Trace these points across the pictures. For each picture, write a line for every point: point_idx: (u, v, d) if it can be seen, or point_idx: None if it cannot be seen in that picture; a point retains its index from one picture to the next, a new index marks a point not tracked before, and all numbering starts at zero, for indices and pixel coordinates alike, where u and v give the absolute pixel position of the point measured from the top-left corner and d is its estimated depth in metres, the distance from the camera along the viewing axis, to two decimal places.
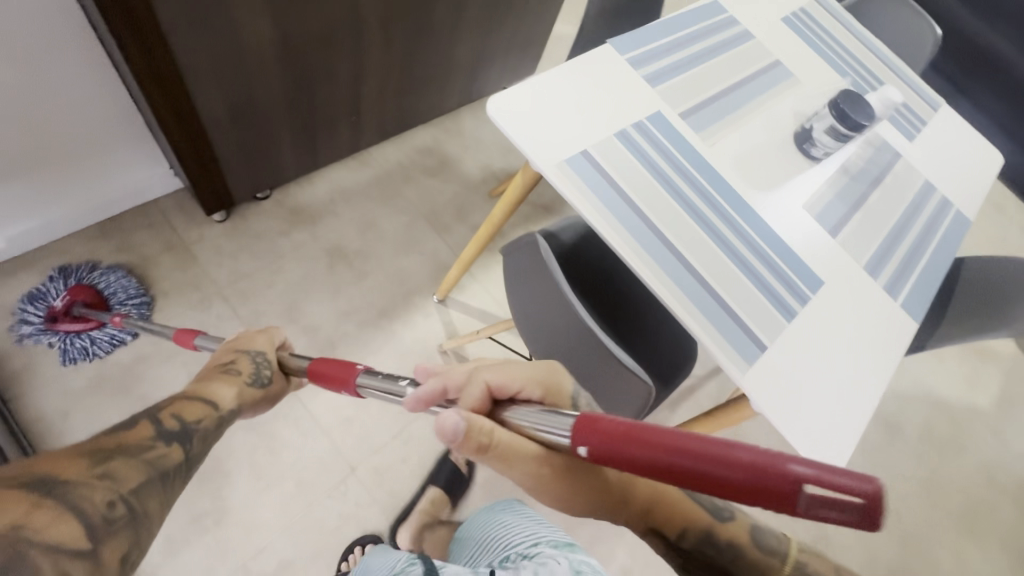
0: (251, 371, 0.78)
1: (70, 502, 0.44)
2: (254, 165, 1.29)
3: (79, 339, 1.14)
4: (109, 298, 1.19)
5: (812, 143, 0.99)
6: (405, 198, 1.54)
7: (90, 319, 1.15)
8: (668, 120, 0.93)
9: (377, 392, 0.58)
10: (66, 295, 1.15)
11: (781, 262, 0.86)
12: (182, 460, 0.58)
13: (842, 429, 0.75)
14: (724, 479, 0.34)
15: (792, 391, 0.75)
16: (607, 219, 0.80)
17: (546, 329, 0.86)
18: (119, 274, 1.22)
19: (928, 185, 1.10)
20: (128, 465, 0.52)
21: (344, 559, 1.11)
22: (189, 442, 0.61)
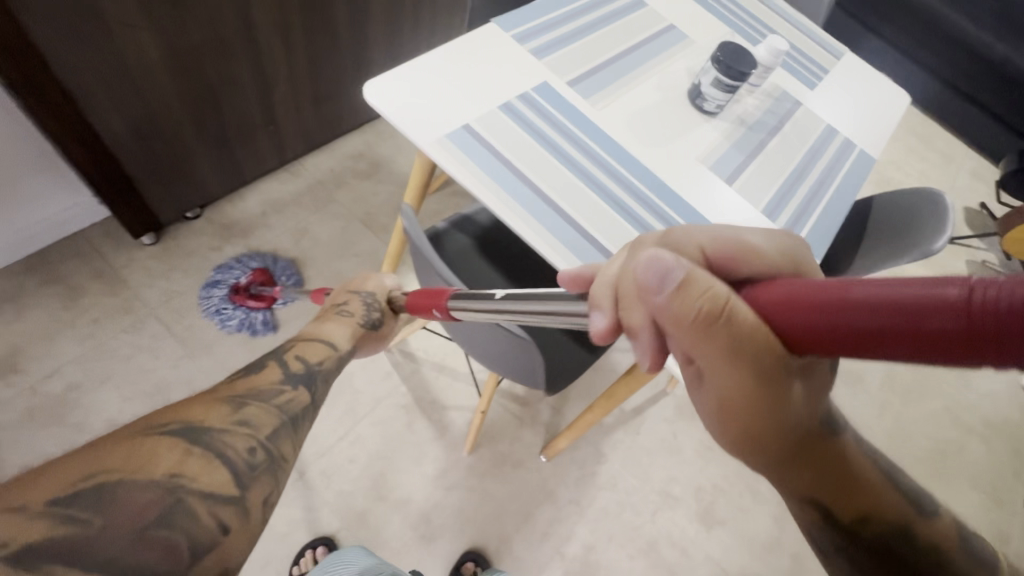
0: (363, 311, 0.80)
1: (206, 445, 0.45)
2: (175, 184, 1.30)
3: (256, 313, 1.30)
4: (277, 280, 1.37)
5: (703, 99, 1.01)
6: (339, 202, 1.55)
7: (264, 298, 1.32)
8: (554, 89, 0.94)
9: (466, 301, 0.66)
10: (249, 275, 1.33)
11: (673, 213, 0.87)
12: (308, 404, 0.58)
13: None
14: (900, 322, 0.25)
15: None
16: (491, 189, 0.81)
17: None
18: (286, 262, 1.40)
19: (828, 129, 1.12)
20: (264, 410, 0.52)
21: (296, 563, 1.12)
22: (313, 385, 0.61)
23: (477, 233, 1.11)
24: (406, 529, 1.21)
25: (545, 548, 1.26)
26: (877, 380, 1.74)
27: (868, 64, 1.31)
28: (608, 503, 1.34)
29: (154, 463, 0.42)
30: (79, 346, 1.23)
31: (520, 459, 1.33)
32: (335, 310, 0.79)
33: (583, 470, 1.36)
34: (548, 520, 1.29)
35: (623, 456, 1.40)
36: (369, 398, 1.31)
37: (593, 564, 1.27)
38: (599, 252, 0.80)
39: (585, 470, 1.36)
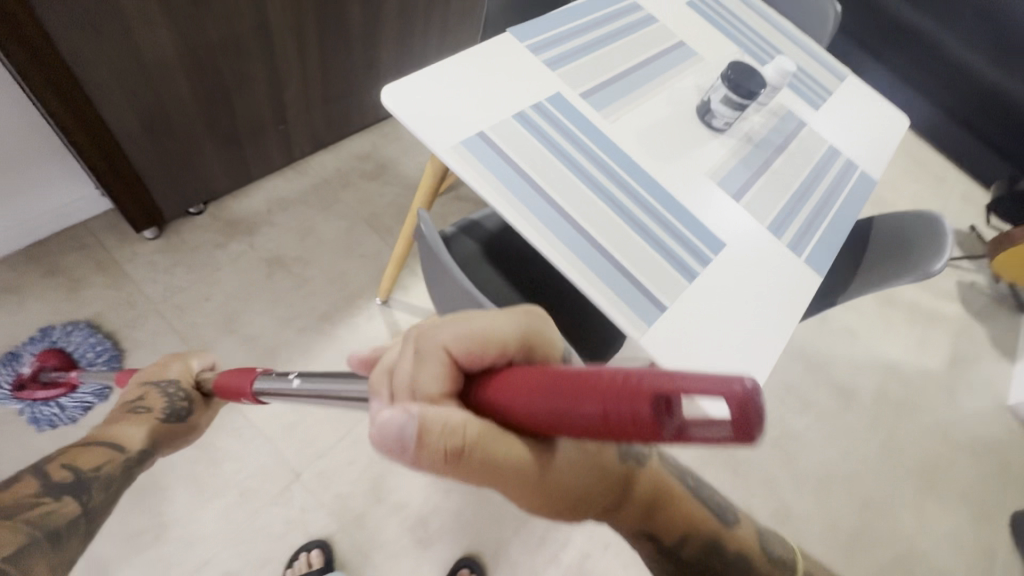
0: (164, 403, 0.77)
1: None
2: (181, 179, 1.30)
3: (46, 406, 1.11)
4: (81, 359, 1.18)
5: (712, 115, 1.02)
6: (343, 203, 1.55)
7: (59, 385, 1.13)
8: (568, 100, 0.96)
9: (271, 388, 0.60)
10: (34, 361, 1.14)
11: (682, 227, 0.89)
12: (78, 513, 0.61)
13: None
14: (592, 420, 0.28)
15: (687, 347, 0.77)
16: (505, 196, 0.81)
17: (461, 311, 0.88)
18: (86, 333, 1.20)
19: (831, 150, 1.14)
20: (35, 525, 0.56)
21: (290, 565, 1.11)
22: (83, 493, 0.63)
23: (485, 238, 1.12)
24: (402, 533, 1.20)
25: (541, 555, 1.26)
26: (869, 397, 1.77)
27: (870, 87, 1.34)
28: None
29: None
30: None
31: None
32: (133, 402, 0.77)
33: None
34: (545, 527, 1.29)
35: None
36: None
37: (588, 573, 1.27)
38: (609, 262, 0.81)
39: None
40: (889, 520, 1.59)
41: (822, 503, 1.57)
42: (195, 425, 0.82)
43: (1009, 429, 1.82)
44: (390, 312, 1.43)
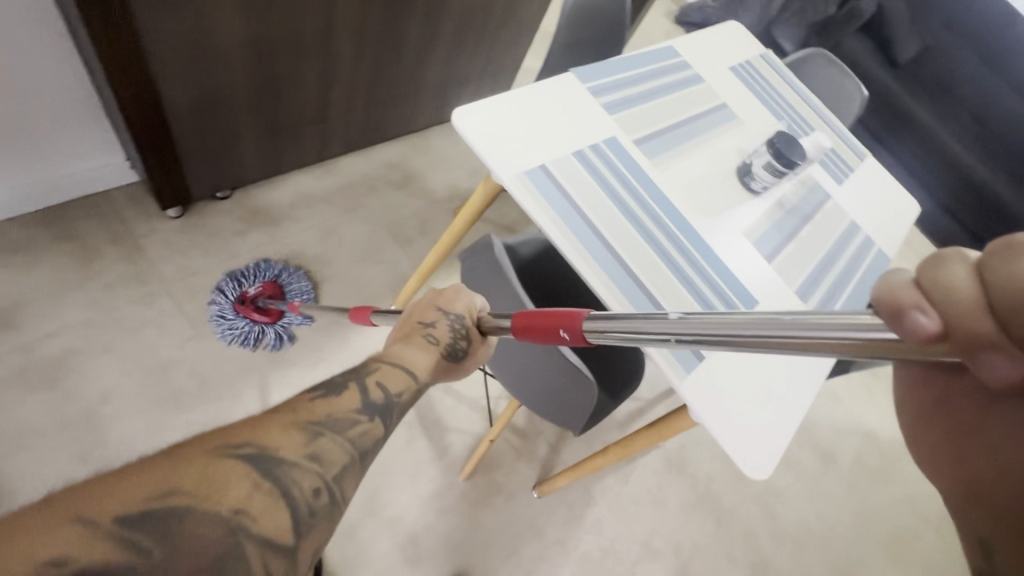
0: (446, 336, 0.66)
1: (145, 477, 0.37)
2: (216, 163, 1.29)
3: (246, 321, 1.24)
4: (287, 294, 1.32)
5: (751, 177, 1.07)
6: (368, 208, 1.56)
7: (272, 311, 1.27)
8: (622, 145, 1.00)
9: (614, 330, 0.50)
10: (259, 286, 1.29)
11: (720, 281, 0.93)
12: (383, 439, 0.51)
13: (769, 438, 0.79)
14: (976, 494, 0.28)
15: (723, 399, 0.79)
16: (561, 230, 0.84)
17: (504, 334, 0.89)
18: (301, 276, 1.35)
19: (853, 226, 1.20)
20: (319, 440, 0.45)
21: None
22: (391, 418, 0.53)
23: (519, 264, 1.14)
24: (391, 549, 1.17)
25: None
26: (848, 462, 1.82)
27: (886, 170, 1.43)
28: (592, 548, 1.34)
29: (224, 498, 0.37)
30: (84, 311, 1.18)
31: (513, 492, 1.33)
32: (419, 328, 0.66)
33: (572, 512, 1.36)
34: (533, 558, 1.28)
35: (611, 503, 1.41)
36: None
37: None
38: (654, 306, 0.84)
39: (573, 512, 1.36)
40: None
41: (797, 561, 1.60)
42: (471, 363, 0.71)
43: None
44: None
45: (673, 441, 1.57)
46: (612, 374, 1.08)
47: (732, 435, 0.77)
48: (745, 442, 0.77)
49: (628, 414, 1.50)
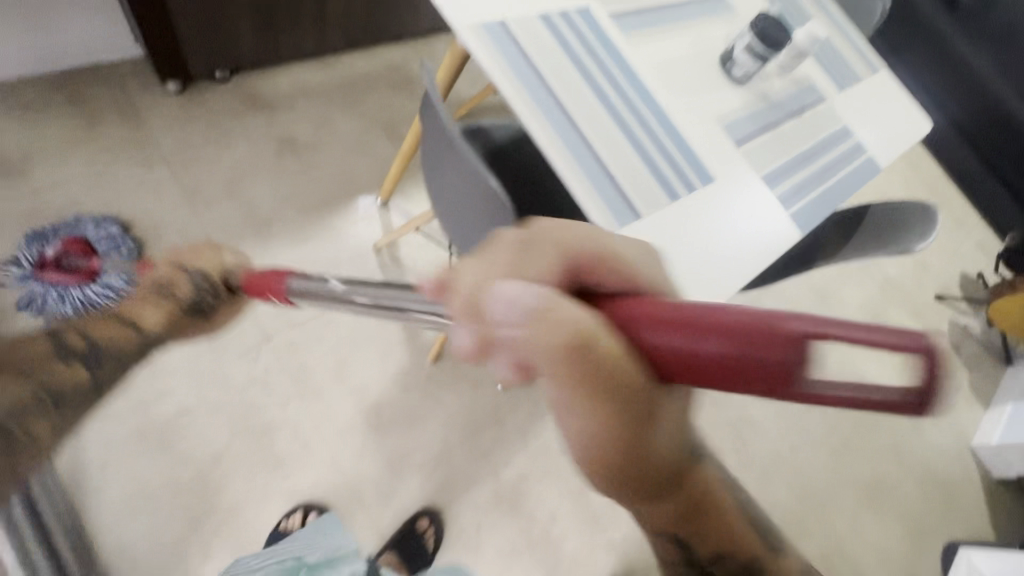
0: (187, 291, 0.65)
1: (15, 415, 0.56)
2: (212, 41, 1.32)
3: (55, 289, 1.13)
4: (100, 252, 1.20)
5: (733, 63, 1.04)
6: (364, 105, 1.57)
7: (79, 272, 1.15)
8: (595, 16, 0.97)
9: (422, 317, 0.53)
10: (58, 246, 1.17)
11: (678, 154, 0.91)
12: (135, 341, 0.65)
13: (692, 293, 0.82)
14: (711, 352, 0.36)
15: None
16: (511, 82, 0.84)
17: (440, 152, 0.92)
18: (107, 226, 1.23)
19: (846, 131, 1.14)
20: (65, 372, 0.61)
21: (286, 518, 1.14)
22: (130, 337, 0.65)
23: (490, 149, 1.14)
24: (354, 414, 1.26)
25: (481, 466, 1.31)
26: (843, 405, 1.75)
27: (902, 87, 1.34)
28: (552, 443, 1.38)
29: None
30: (87, 171, 1.28)
31: (478, 381, 1.37)
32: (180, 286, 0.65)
33: (535, 407, 1.40)
34: (491, 442, 1.33)
35: None
36: None
37: (521, 493, 1.31)
38: (599, 165, 0.84)
39: (537, 408, 1.40)
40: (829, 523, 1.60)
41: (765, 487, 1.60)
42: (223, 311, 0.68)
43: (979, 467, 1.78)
44: (387, 214, 1.45)
45: None
46: None
47: None
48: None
49: None
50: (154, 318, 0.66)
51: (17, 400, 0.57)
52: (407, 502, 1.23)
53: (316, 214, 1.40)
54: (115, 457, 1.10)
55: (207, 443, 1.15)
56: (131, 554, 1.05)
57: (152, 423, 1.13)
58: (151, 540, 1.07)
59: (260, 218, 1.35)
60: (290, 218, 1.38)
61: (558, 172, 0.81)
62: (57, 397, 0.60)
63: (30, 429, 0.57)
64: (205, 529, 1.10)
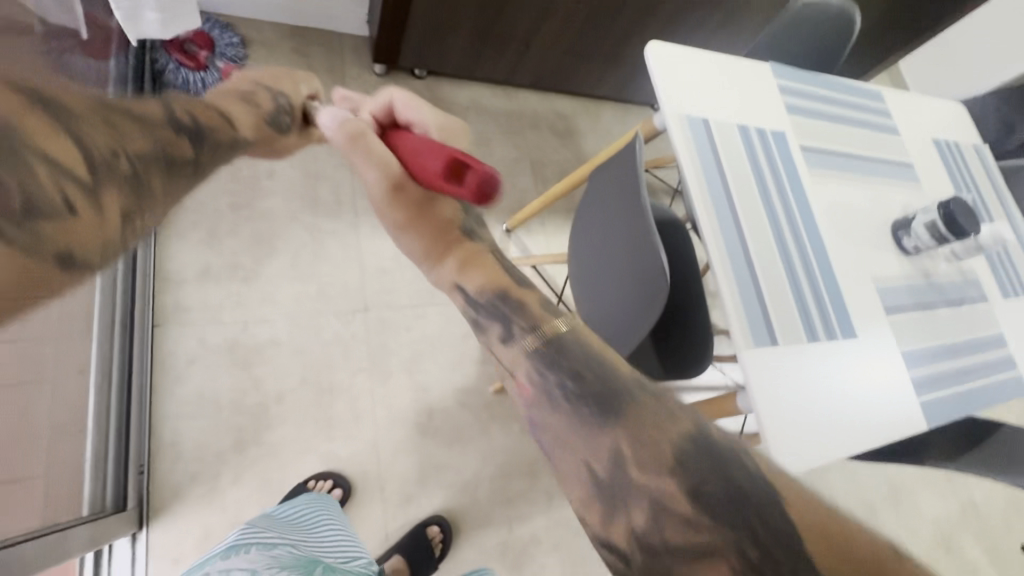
0: (270, 107, 0.55)
1: (81, 135, 0.32)
2: (428, 47, 1.46)
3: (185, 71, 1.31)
4: None
5: (906, 232, 1.02)
6: (524, 139, 1.68)
7: None
8: (789, 144, 1.00)
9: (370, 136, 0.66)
10: (191, 34, 1.34)
11: (828, 299, 0.90)
12: (188, 160, 0.42)
13: (803, 440, 0.78)
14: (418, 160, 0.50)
15: (776, 383, 0.79)
16: (697, 177, 0.87)
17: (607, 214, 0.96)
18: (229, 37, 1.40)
19: (1002, 340, 1.07)
20: (147, 127, 0.38)
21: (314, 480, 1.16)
22: (202, 145, 0.43)
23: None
24: (409, 409, 1.28)
25: (501, 511, 1.28)
26: None
27: None
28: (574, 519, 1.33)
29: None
30: None
31: (529, 428, 1.36)
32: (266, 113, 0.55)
33: None
34: (518, 492, 1.30)
35: None
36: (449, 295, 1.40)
37: (528, 556, 1.27)
38: (752, 281, 0.84)
39: None
40: None
41: None
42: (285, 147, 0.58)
43: None
44: (507, 241, 1.51)
45: None
46: (674, 353, 1.06)
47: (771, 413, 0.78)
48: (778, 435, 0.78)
49: None
50: (242, 121, 0.51)
51: (38, 131, 0.30)
52: (422, 515, 1.22)
53: None
54: (201, 357, 1.18)
55: (278, 380, 1.21)
56: (177, 449, 1.12)
57: (243, 341, 1.21)
58: (196, 445, 1.13)
59: None
60: None
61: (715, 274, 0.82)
62: (132, 140, 0.36)
63: (58, 123, 0.31)
64: (245, 455, 1.15)
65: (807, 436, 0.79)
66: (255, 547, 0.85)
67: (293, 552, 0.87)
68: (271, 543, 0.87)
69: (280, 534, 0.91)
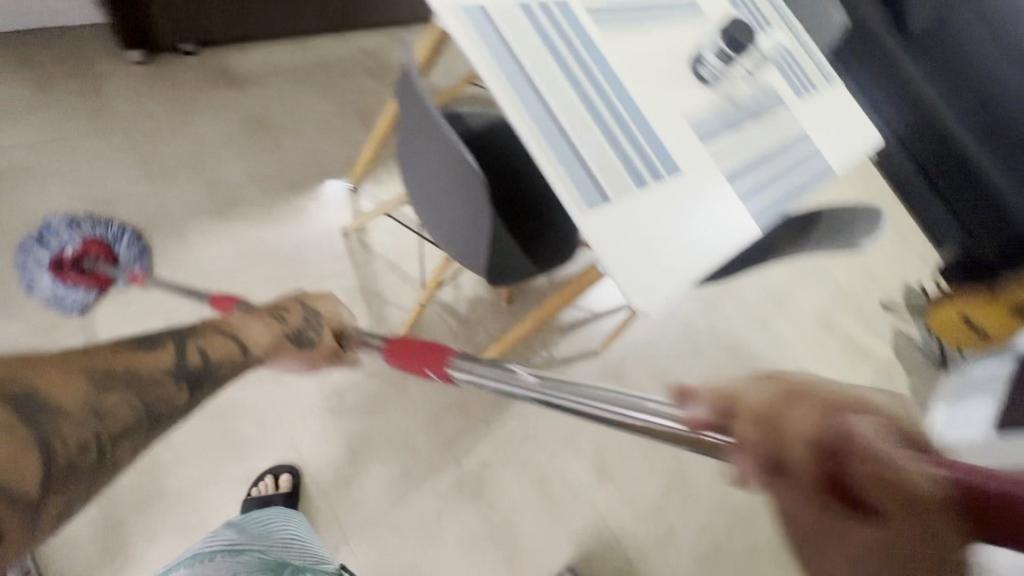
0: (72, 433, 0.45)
1: (44, 445, 0.43)
2: (176, 17, 1.32)
3: None
4: None
5: (702, 64, 1.09)
6: (338, 87, 1.55)
7: None
8: (572, 8, 0.99)
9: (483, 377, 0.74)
10: None
11: (648, 150, 0.94)
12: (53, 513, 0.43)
13: (660, 278, 0.83)
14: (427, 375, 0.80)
15: (621, 233, 0.83)
16: (491, 68, 0.87)
17: (418, 148, 0.95)
18: None
19: (809, 138, 1.19)
20: (123, 411, 0.49)
21: (255, 484, 1.12)
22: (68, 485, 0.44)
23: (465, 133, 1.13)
24: (316, 398, 1.23)
25: (444, 456, 1.29)
26: None
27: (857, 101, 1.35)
28: (519, 431, 1.38)
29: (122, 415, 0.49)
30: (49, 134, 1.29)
31: None
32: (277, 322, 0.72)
33: (501, 395, 1.40)
34: (455, 431, 1.32)
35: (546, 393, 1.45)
36: (314, 272, 1.33)
37: (484, 481, 1.30)
38: (570, 149, 0.86)
39: (504, 396, 1.41)
40: None
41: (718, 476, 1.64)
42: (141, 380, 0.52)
43: None
44: (357, 200, 1.43)
45: (613, 354, 1.65)
46: (549, 248, 1.09)
47: (623, 264, 0.81)
48: (633, 285, 0.81)
49: (567, 325, 1.62)
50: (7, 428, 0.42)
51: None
52: (364, 488, 1.21)
53: (284, 195, 1.38)
54: None
55: None
56: (72, 534, 1.01)
57: None
58: (91, 525, 1.03)
59: (223, 196, 1.33)
60: (255, 198, 1.35)
61: (533, 155, 0.84)
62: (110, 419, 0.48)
63: (26, 439, 0.42)
64: (151, 509, 1.06)
65: (660, 273, 0.83)
66: (220, 557, 0.82)
67: (263, 557, 0.85)
68: (239, 549, 0.85)
69: (249, 542, 0.88)
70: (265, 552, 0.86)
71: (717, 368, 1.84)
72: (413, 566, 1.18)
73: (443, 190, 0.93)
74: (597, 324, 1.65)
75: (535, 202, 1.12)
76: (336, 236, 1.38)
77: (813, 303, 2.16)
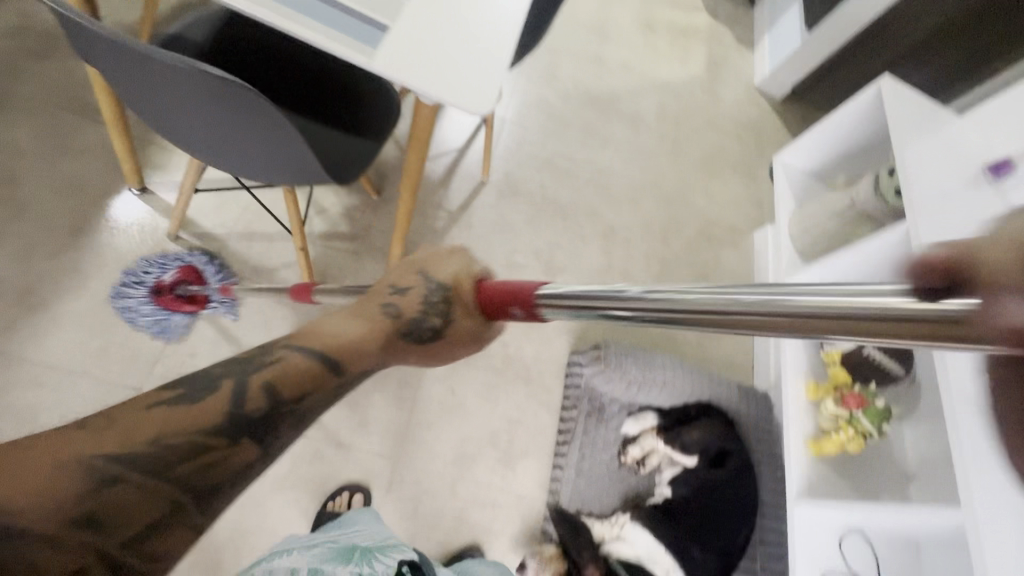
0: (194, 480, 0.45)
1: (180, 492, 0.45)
2: None
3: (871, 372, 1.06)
4: None
5: None
6: (21, 96, 1.21)
7: None
8: None
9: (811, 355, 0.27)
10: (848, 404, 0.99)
11: None
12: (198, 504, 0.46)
13: (483, 69, 0.78)
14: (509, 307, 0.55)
15: (419, 52, 0.77)
16: None
17: (159, 103, 0.80)
18: None
19: None
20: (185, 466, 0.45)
21: (331, 500, 1.15)
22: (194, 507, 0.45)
23: (202, 54, 0.94)
24: None
25: None
26: (655, 117, 2.01)
27: None
28: None
29: (239, 454, 0.48)
30: None
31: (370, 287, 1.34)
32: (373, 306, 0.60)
33: None
34: None
35: (464, 248, 1.51)
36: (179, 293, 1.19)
37: None
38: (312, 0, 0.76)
39: None
40: (688, 206, 1.91)
41: (636, 211, 1.81)
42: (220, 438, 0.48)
43: (761, 102, 2.21)
44: (157, 199, 1.23)
45: (497, 173, 1.66)
46: (373, 116, 1.00)
47: (442, 80, 0.76)
48: (466, 90, 0.77)
49: (443, 177, 1.57)
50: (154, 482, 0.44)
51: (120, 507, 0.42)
52: (385, 420, 1.25)
53: (77, 247, 1.16)
54: None
55: None
56: None
57: None
58: None
59: (15, 290, 1.10)
60: (50, 269, 1.13)
61: (279, 29, 0.73)
62: (127, 519, 0.43)
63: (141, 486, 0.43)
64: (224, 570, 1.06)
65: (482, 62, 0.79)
66: (296, 555, 0.89)
67: (333, 545, 0.92)
68: (313, 544, 0.92)
69: (318, 539, 0.95)
70: (334, 543, 0.92)
71: (586, 126, 1.89)
72: (464, 437, 1.30)
73: (222, 130, 0.81)
74: (467, 158, 1.61)
75: (329, 80, 1.00)
76: (170, 247, 1.21)
77: (626, 14, 2.16)
